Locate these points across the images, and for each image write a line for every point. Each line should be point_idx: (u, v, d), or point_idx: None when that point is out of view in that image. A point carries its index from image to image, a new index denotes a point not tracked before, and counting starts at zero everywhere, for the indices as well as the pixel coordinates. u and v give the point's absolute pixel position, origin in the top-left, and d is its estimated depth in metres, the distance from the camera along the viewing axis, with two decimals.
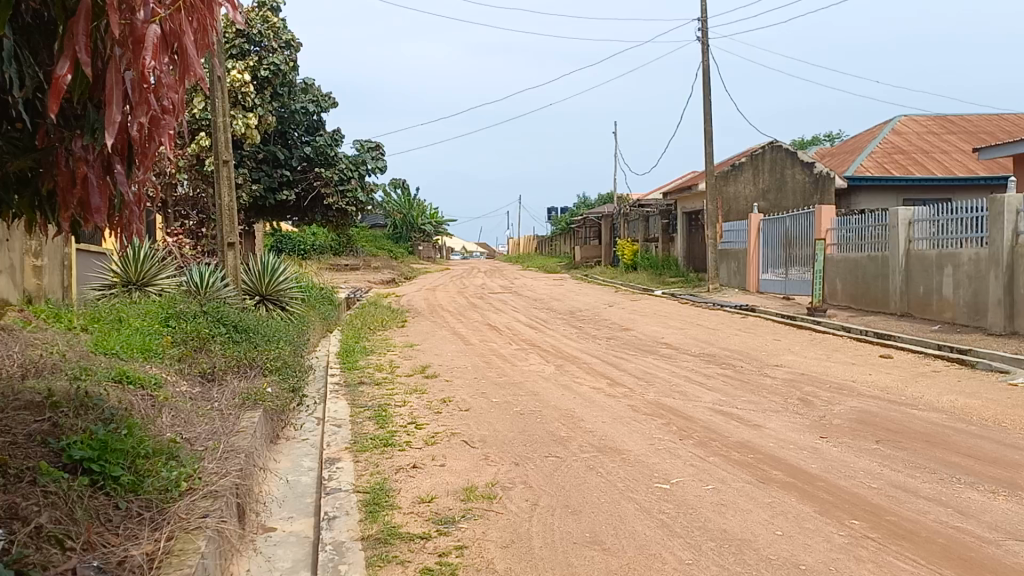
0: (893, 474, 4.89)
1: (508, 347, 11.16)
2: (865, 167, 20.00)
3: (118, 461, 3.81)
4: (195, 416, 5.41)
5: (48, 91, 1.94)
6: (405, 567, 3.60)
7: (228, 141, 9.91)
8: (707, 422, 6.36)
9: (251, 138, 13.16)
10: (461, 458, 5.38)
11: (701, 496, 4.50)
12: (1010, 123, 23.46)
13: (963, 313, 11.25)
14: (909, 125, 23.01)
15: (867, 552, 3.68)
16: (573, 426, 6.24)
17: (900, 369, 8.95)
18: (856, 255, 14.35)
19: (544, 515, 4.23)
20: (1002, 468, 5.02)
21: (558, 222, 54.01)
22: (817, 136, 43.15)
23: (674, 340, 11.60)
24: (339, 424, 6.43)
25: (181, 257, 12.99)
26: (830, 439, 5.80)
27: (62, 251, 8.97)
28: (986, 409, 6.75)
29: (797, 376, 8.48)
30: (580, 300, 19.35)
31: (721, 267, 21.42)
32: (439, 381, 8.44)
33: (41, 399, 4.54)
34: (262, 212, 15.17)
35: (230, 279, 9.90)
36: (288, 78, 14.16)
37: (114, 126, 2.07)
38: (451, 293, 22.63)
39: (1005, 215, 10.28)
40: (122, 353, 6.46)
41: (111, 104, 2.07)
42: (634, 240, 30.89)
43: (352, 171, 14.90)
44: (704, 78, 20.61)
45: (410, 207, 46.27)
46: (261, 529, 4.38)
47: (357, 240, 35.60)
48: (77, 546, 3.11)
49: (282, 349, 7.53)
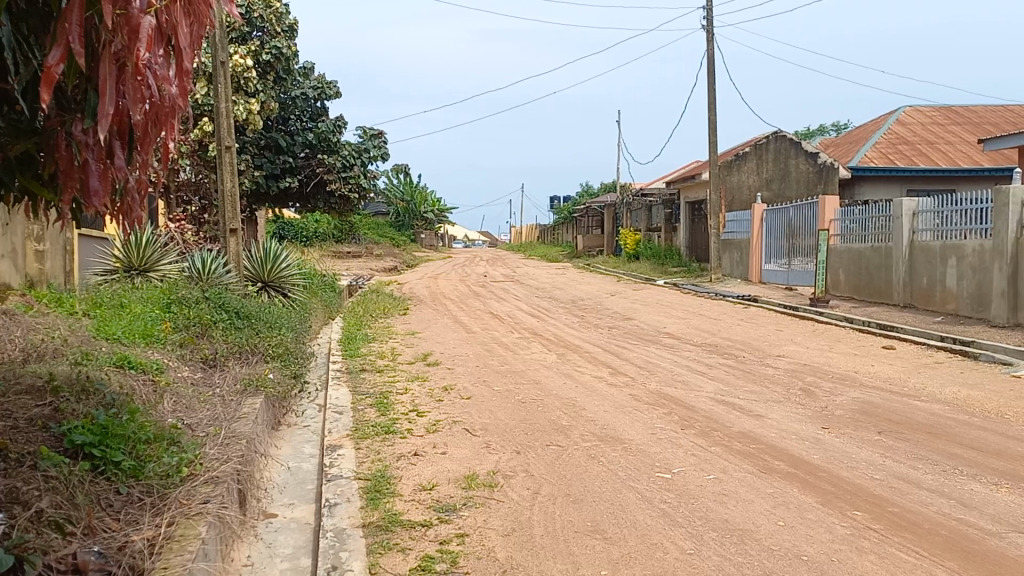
0: (896, 466, 4.87)
1: (510, 335, 11.15)
2: (869, 157, 19.90)
3: (119, 446, 3.80)
4: (196, 401, 5.41)
5: (40, 82, 1.95)
6: (406, 554, 3.60)
7: (231, 126, 9.83)
8: (709, 411, 6.35)
9: (254, 123, 13.01)
10: (462, 446, 5.38)
11: (703, 486, 4.49)
12: (1016, 114, 23.35)
13: (967, 304, 11.22)
14: (914, 115, 22.89)
15: (869, 543, 3.67)
16: (575, 415, 6.24)
17: (903, 360, 8.92)
18: (860, 246, 14.29)
19: (545, 504, 4.22)
20: (1005, 460, 5.00)
21: (561, 210, 53.88)
22: (823, 127, 43.18)
23: (676, 329, 11.58)
24: (341, 411, 6.44)
25: (184, 242, 12.96)
26: (832, 429, 5.78)
27: (64, 236, 8.94)
28: (989, 401, 6.73)
29: (799, 366, 8.45)
30: (581, 289, 19.35)
31: (724, 257, 21.40)
32: (441, 368, 8.44)
33: (42, 383, 4.53)
34: (264, 199, 15.13)
35: (231, 266, 9.91)
36: (290, 62, 14.09)
37: (106, 117, 2.08)
38: (453, 281, 22.60)
39: (1010, 207, 10.21)
40: (124, 338, 6.43)
41: (105, 93, 2.08)
42: (636, 230, 30.85)
43: (355, 159, 14.94)
44: (709, 66, 20.47)
45: (412, 194, 46.09)
46: (262, 516, 4.37)
47: (358, 227, 35.46)
48: (78, 531, 3.12)
49: (283, 336, 7.54)
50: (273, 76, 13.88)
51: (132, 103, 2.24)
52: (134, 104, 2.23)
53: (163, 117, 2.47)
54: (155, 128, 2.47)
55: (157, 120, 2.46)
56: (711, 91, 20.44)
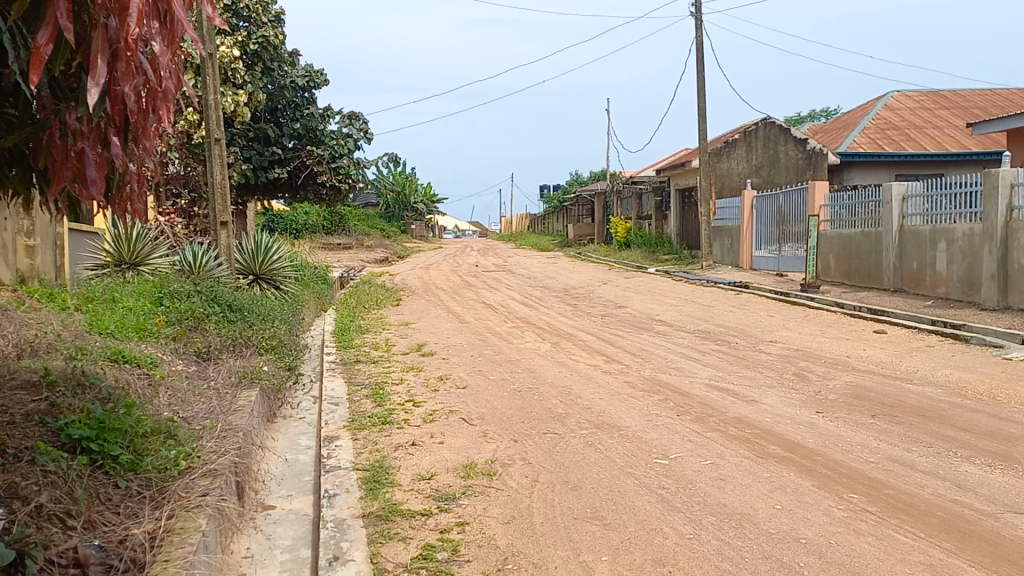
0: (891, 448, 4.92)
1: (503, 325, 11.16)
2: (858, 142, 19.93)
3: (117, 439, 3.80)
4: (191, 395, 5.40)
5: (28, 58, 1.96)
6: (408, 543, 3.61)
7: (220, 119, 9.77)
8: (704, 397, 6.38)
9: (242, 114, 12.95)
10: (459, 435, 5.37)
11: (699, 471, 4.52)
12: (1002, 98, 23.48)
13: (957, 287, 11.29)
14: (903, 101, 22.96)
15: (867, 526, 3.70)
16: (571, 403, 6.24)
17: (895, 344, 8.98)
18: (849, 231, 14.37)
19: (544, 491, 4.24)
20: (998, 442, 5.05)
21: (550, 199, 53.69)
22: (814, 113, 43.35)
23: (668, 316, 11.61)
24: (337, 402, 6.41)
25: (174, 237, 12.90)
26: (826, 413, 5.82)
27: (54, 230, 8.85)
28: (981, 383, 6.80)
29: (792, 351, 8.49)
30: (573, 278, 19.37)
31: (715, 244, 21.49)
32: (436, 358, 8.43)
33: (38, 378, 4.50)
34: (253, 190, 15.04)
35: (223, 259, 9.87)
36: (277, 52, 13.97)
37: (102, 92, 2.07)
38: (445, 272, 22.53)
39: (999, 189, 10.28)
40: (117, 332, 6.38)
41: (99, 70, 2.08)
42: (627, 218, 30.91)
43: (344, 148, 14.85)
44: (699, 53, 20.47)
45: (403, 185, 45.88)
46: (260, 508, 4.35)
47: (349, 219, 35.22)
48: (78, 525, 3.11)
49: (277, 328, 7.54)
50: (260, 67, 13.79)
51: (123, 80, 2.25)
52: (126, 82, 2.25)
53: (159, 101, 2.45)
54: (152, 113, 2.47)
55: (152, 105, 2.44)
56: (700, 78, 20.45)
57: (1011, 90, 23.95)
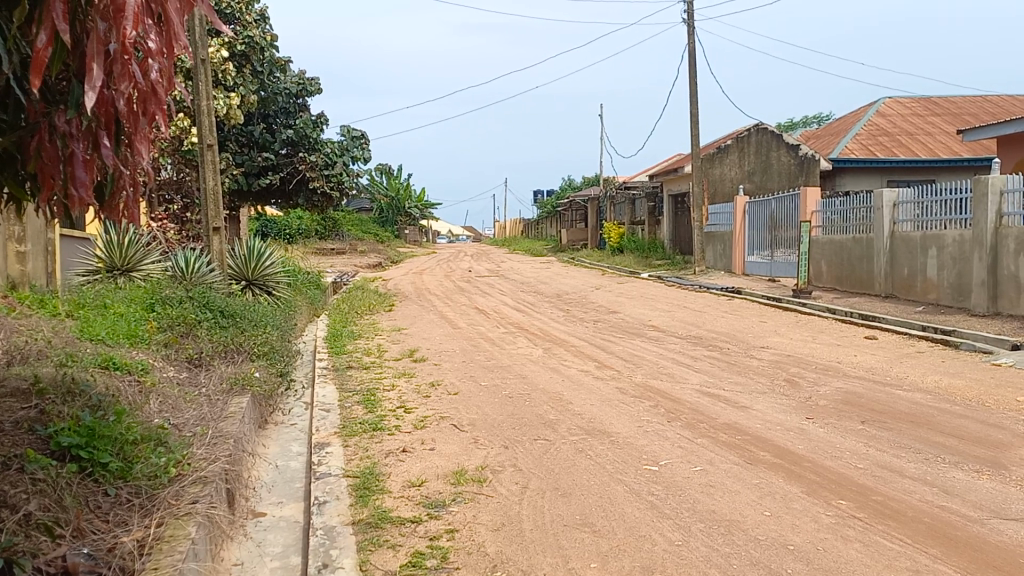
0: (880, 455, 4.95)
1: (496, 330, 11.18)
2: (850, 149, 20.05)
3: (107, 447, 3.79)
4: (182, 401, 5.42)
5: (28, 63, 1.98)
6: (397, 550, 3.61)
7: (212, 124, 9.79)
8: (694, 403, 6.41)
9: (233, 118, 12.96)
10: (450, 441, 5.39)
11: (689, 477, 4.54)
12: (992, 106, 23.65)
13: (948, 294, 11.37)
14: (893, 108, 23.12)
15: (854, 532, 3.73)
16: (562, 409, 6.26)
17: (885, 350, 9.03)
18: (841, 238, 14.45)
19: (534, 498, 4.26)
20: (986, 448, 5.09)
21: (543, 205, 53.68)
22: (807, 120, 43.51)
23: (660, 322, 11.63)
24: (328, 408, 6.41)
25: (164, 243, 12.88)
26: (816, 419, 5.85)
27: (45, 236, 8.83)
28: (970, 389, 6.85)
29: (783, 357, 8.53)
30: (566, 283, 19.42)
31: (708, 249, 21.55)
32: (428, 364, 8.44)
33: (27, 386, 4.48)
34: (246, 195, 15.02)
35: (215, 264, 9.85)
36: (266, 54, 14.00)
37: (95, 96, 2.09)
38: (438, 277, 22.52)
39: (989, 196, 10.38)
40: (108, 338, 6.37)
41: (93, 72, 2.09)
42: (620, 224, 30.94)
43: (337, 155, 14.91)
44: (691, 59, 20.56)
45: (398, 191, 45.88)
46: (251, 515, 4.37)
47: (342, 224, 35.14)
48: (66, 534, 3.12)
49: (268, 334, 7.53)
50: (249, 69, 13.77)
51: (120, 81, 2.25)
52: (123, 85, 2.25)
53: (151, 105, 2.44)
54: (142, 118, 2.46)
55: (143, 107, 2.43)
56: (693, 84, 20.54)
57: (1001, 97, 24.13)
